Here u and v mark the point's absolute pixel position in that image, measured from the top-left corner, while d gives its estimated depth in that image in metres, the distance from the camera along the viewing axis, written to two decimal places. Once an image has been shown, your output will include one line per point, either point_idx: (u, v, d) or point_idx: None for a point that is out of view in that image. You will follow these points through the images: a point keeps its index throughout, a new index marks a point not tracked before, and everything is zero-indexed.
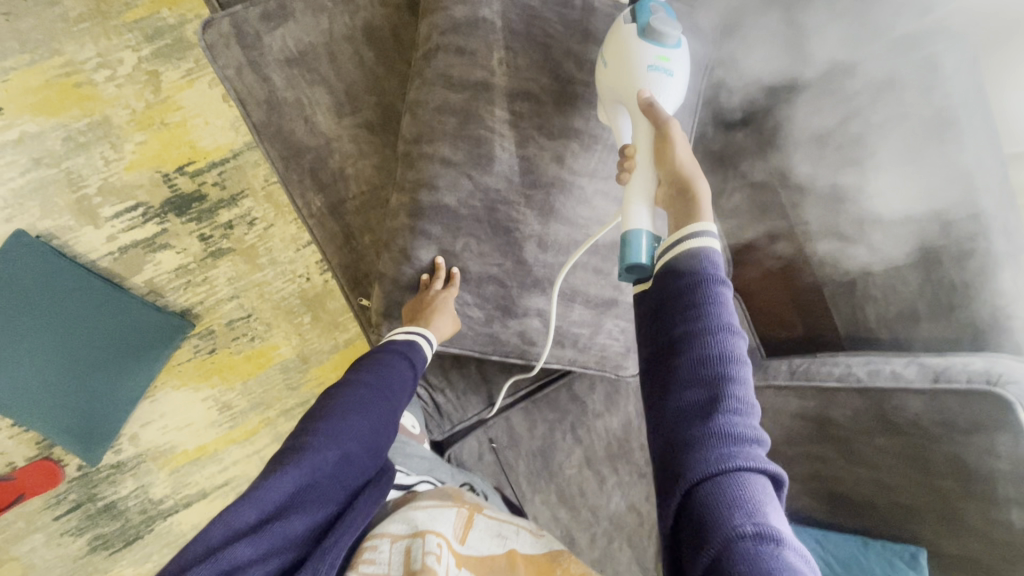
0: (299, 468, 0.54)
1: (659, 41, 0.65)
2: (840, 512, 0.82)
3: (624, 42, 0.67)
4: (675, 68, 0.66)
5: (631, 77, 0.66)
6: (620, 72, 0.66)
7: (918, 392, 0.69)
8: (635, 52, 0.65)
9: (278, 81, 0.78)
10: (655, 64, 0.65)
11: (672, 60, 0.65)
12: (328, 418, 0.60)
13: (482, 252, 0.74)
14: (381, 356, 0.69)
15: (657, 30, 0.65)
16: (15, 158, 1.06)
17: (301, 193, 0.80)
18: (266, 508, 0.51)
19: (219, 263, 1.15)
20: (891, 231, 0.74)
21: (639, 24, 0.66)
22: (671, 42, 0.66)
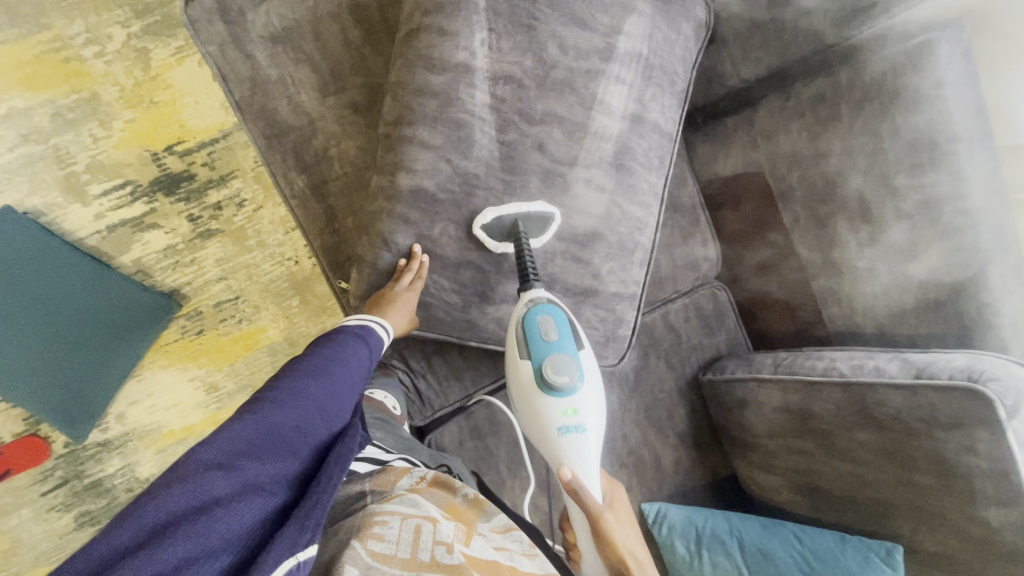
0: (266, 416, 0.55)
1: (562, 392, 0.68)
2: (820, 506, 0.82)
3: (535, 413, 0.69)
4: (582, 418, 0.69)
5: (553, 452, 0.70)
6: (542, 446, 0.70)
7: (897, 386, 0.69)
8: (546, 430, 0.69)
9: (261, 59, 0.77)
10: (564, 422, 0.68)
11: (579, 411, 0.69)
12: (284, 380, 0.61)
13: (461, 238, 0.73)
14: (340, 337, 0.69)
15: (557, 384, 0.68)
16: (3, 134, 1.05)
17: (284, 174, 0.80)
18: (237, 448, 0.51)
19: (208, 245, 1.14)
20: (879, 225, 0.73)
21: (541, 373, 0.69)
22: (570, 388, 0.68)
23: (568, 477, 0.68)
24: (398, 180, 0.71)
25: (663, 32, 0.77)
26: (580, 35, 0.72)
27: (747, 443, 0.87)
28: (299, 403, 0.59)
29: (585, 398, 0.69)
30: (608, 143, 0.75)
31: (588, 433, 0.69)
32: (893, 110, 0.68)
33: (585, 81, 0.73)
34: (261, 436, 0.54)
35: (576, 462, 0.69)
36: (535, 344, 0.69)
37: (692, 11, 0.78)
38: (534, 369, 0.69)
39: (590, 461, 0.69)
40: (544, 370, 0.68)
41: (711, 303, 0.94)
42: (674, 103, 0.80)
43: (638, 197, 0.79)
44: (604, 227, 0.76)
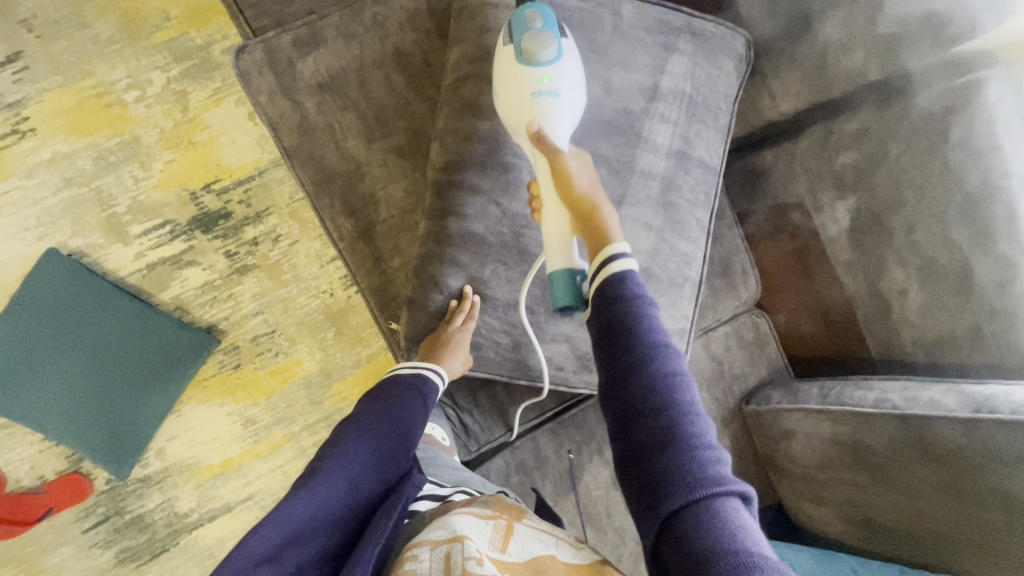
0: (312, 492, 0.57)
1: (539, 63, 0.63)
2: (875, 538, 0.81)
3: (507, 67, 0.65)
4: (558, 85, 0.64)
5: (527, 118, 0.65)
6: (510, 107, 0.65)
7: (955, 419, 0.68)
8: (517, 97, 0.64)
9: (310, 106, 0.78)
10: (539, 87, 0.63)
11: (556, 80, 0.64)
12: (333, 453, 0.63)
13: (511, 277, 0.74)
14: (388, 395, 0.71)
15: (535, 51, 0.63)
16: (47, 178, 1.08)
17: (331, 217, 0.81)
18: (287, 532, 0.52)
19: (245, 280, 1.16)
20: (930, 256, 0.73)
21: (516, 43, 0.64)
22: (549, 59, 0.63)
23: (537, 129, 0.64)
24: (449, 224, 0.73)
25: (704, 69, 0.78)
26: (624, 77, 0.74)
27: (795, 473, 0.87)
28: (347, 470, 0.61)
29: (563, 70, 0.64)
30: (653, 180, 0.76)
31: (564, 101, 0.64)
32: (940, 145, 0.69)
33: (630, 121, 0.74)
34: (312, 511, 0.55)
35: (547, 124, 0.64)
36: (516, 27, 0.65)
37: (732, 47, 0.79)
38: (516, 47, 0.64)
39: (563, 130, 0.65)
40: (522, 42, 0.63)
41: (752, 331, 0.94)
42: (717, 138, 0.80)
43: (683, 231, 0.79)
44: (651, 263, 0.77)
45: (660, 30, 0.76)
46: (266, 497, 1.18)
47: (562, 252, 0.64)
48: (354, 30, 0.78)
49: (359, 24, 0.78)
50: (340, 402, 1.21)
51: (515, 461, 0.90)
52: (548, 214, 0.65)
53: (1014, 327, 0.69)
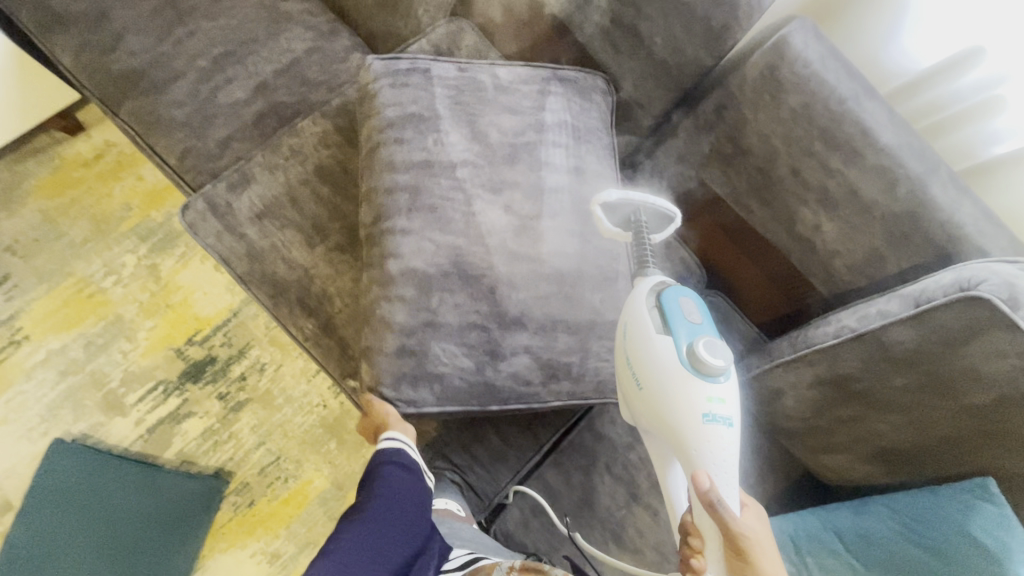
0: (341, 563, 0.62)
1: (708, 377, 0.66)
2: (898, 469, 0.78)
3: (669, 373, 0.66)
4: (728, 411, 0.66)
5: (697, 445, 0.66)
6: (671, 417, 0.67)
7: (903, 321, 0.71)
8: (687, 417, 0.66)
9: (253, 234, 0.88)
10: (708, 412, 0.66)
11: (725, 402, 0.67)
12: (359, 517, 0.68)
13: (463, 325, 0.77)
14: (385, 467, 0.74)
15: (705, 362, 0.65)
16: (45, 375, 1.16)
17: (293, 321, 0.88)
18: None
19: (241, 415, 1.21)
20: (822, 188, 0.80)
21: (683, 348, 0.66)
22: (719, 377, 0.66)
23: (704, 484, 0.64)
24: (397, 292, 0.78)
25: (575, 99, 0.89)
26: (509, 123, 0.85)
27: (801, 430, 0.86)
28: (371, 543, 0.66)
29: (730, 389, 0.67)
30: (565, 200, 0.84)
31: (733, 430, 0.67)
32: (783, 96, 0.80)
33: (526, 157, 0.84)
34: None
35: (716, 451, 0.66)
36: (674, 319, 0.68)
37: (595, 81, 0.91)
38: (681, 348, 0.67)
39: (728, 463, 0.66)
40: (694, 351, 0.66)
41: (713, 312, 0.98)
42: (604, 151, 0.90)
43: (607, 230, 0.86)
44: (585, 270, 0.83)
45: (533, 80, 0.88)
46: None
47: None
48: (276, 162, 0.91)
49: (279, 156, 0.91)
50: None
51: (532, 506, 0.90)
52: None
53: (917, 222, 0.75)
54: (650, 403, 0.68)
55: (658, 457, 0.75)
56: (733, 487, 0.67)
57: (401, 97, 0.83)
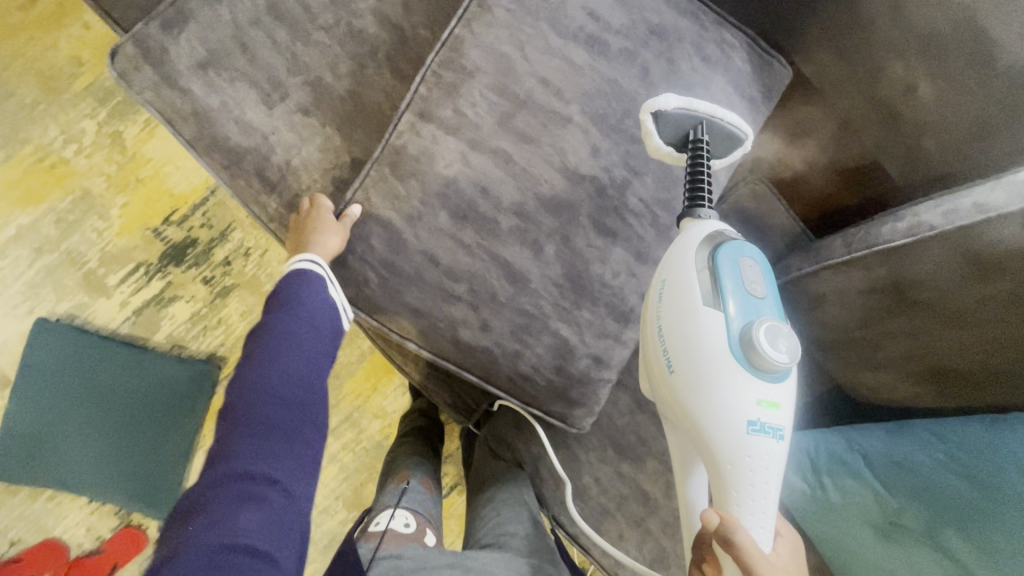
0: (257, 436, 0.59)
1: (765, 369, 0.55)
2: (947, 392, 0.67)
3: (716, 369, 0.55)
4: (779, 420, 0.56)
5: (725, 456, 0.56)
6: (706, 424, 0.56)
7: (1014, 216, 0.56)
8: (727, 422, 0.55)
9: (197, 88, 0.72)
10: (752, 412, 0.55)
11: (777, 405, 0.56)
12: (258, 374, 0.63)
13: (508, 280, 0.65)
14: (298, 291, 0.67)
15: (759, 355, 0.54)
16: (19, 252, 1.09)
17: (254, 198, 0.75)
18: (250, 472, 0.57)
19: (229, 301, 1.15)
20: (929, 30, 0.60)
21: (735, 329, 0.55)
22: (773, 369, 0.54)
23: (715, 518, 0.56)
24: (444, 273, 0.64)
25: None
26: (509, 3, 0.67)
27: (840, 343, 0.74)
28: (273, 401, 0.62)
29: (781, 388, 0.56)
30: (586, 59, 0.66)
31: (777, 451, 0.56)
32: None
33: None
34: (254, 448, 0.58)
35: (751, 466, 0.56)
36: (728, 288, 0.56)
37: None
38: (730, 325, 0.55)
39: (764, 479, 0.56)
40: (752, 336, 0.54)
41: (755, 204, 0.82)
42: None
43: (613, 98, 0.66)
44: (603, 139, 0.66)
45: None
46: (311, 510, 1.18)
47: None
48: None
49: None
50: (356, 400, 1.20)
51: (516, 424, 0.86)
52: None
53: None
54: (684, 396, 0.57)
55: (680, 458, 0.65)
56: (766, 515, 0.57)
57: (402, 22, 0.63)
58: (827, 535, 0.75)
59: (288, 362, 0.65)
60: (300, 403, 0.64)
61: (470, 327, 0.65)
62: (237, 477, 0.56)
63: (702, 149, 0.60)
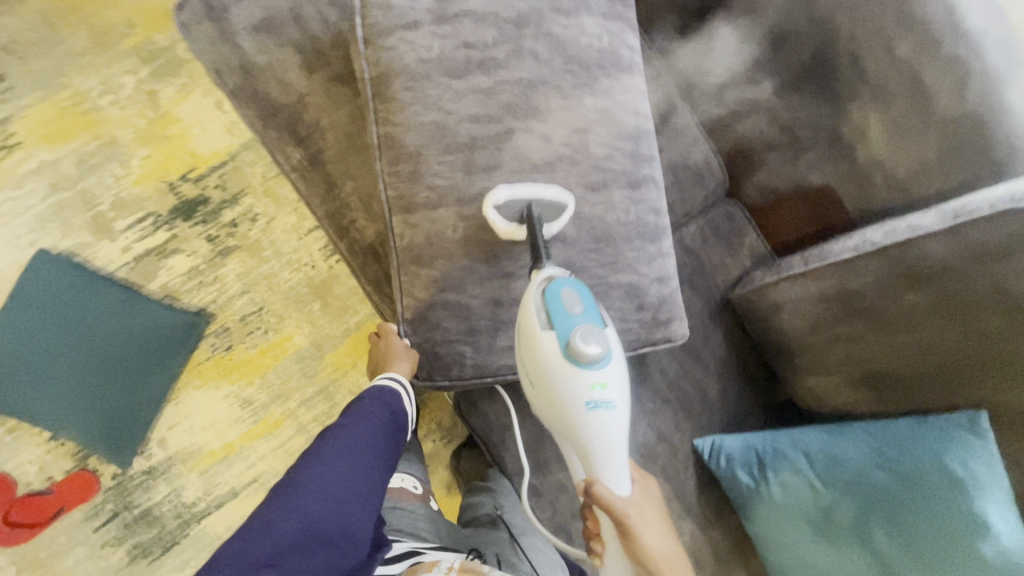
0: (298, 513, 0.61)
1: (590, 368, 0.62)
2: (884, 396, 0.75)
3: (553, 375, 0.63)
4: (611, 393, 0.63)
5: (576, 440, 0.65)
6: (559, 418, 0.65)
7: (938, 235, 0.65)
8: (571, 414, 0.64)
9: (249, 47, 0.81)
10: (585, 401, 0.63)
11: (608, 385, 0.63)
12: (319, 458, 0.66)
13: (513, 262, 0.73)
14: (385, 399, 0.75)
15: (583, 357, 0.61)
16: (35, 186, 1.14)
17: (281, 149, 0.83)
18: (277, 549, 0.58)
19: (228, 261, 1.19)
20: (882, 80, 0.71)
21: (560, 342, 0.62)
22: (594, 365, 0.62)
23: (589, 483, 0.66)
24: (444, 229, 0.72)
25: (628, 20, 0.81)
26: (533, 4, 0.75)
27: (793, 349, 0.82)
28: (322, 483, 0.64)
29: (610, 369, 0.63)
30: (595, 66, 0.76)
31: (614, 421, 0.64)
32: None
33: (403, 66, 0.71)
34: (292, 522, 0.60)
35: (603, 439, 0.65)
36: (553, 310, 0.63)
37: None
38: (558, 341, 0.62)
39: (614, 444, 0.65)
40: (571, 344, 0.61)
41: (726, 223, 0.92)
42: None
43: (612, 106, 0.76)
44: (603, 133, 0.76)
45: None
46: (271, 477, 1.19)
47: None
48: None
49: None
50: (333, 374, 1.22)
51: (490, 393, 0.86)
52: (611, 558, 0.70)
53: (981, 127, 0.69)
54: (540, 400, 0.66)
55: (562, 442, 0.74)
56: (622, 471, 0.67)
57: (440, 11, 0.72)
58: (766, 528, 0.80)
59: (349, 464, 0.67)
60: (348, 496, 0.65)
61: (462, 283, 0.72)
62: (262, 548, 0.58)
63: (536, 227, 0.67)
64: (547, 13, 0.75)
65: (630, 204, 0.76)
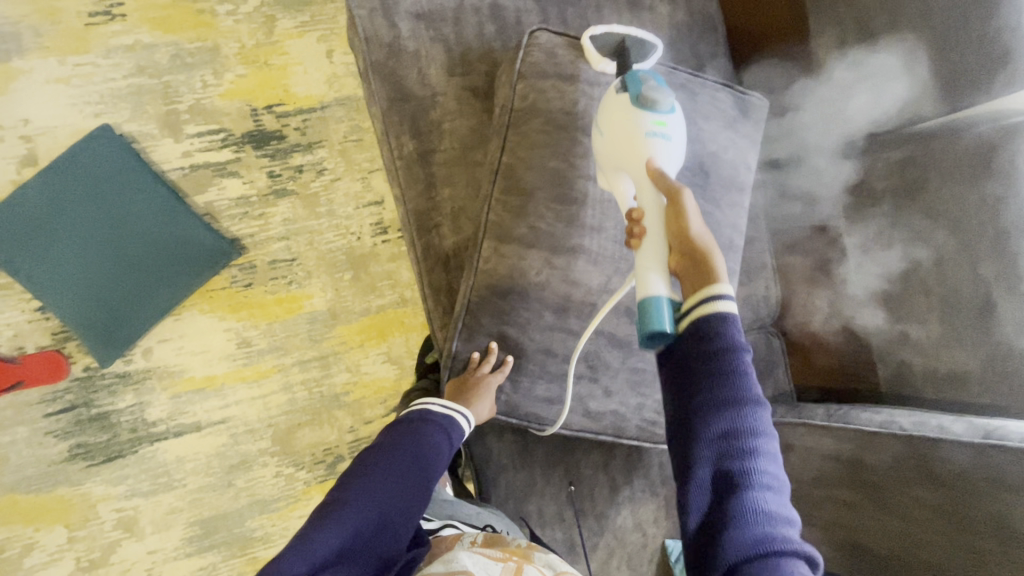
0: (345, 525, 0.62)
1: (655, 108, 0.66)
2: (860, 566, 0.80)
3: (623, 107, 0.67)
4: (670, 129, 0.67)
5: (636, 147, 0.66)
6: (620, 141, 0.67)
7: (964, 444, 0.70)
8: (638, 126, 0.66)
9: (405, 30, 0.82)
10: (654, 127, 0.66)
11: (668, 125, 0.66)
12: (370, 478, 0.67)
13: (578, 325, 0.76)
14: (435, 427, 0.74)
15: (654, 97, 0.66)
16: (122, 61, 1.12)
17: (396, 134, 0.84)
18: (321, 559, 0.58)
19: (280, 203, 1.18)
20: (953, 287, 0.77)
21: (632, 92, 0.67)
22: (664, 106, 0.67)
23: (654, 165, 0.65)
24: (529, 273, 0.74)
25: (753, 139, 0.85)
26: (676, 100, 0.79)
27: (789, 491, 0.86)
28: (371, 500, 0.65)
29: (675, 117, 0.67)
30: (712, 177, 0.81)
31: (671, 146, 0.67)
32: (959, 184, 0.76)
33: (547, 110, 0.74)
34: (338, 536, 0.61)
35: (664, 153, 0.66)
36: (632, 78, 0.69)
37: (748, 103, 0.85)
38: (632, 92, 0.67)
39: (669, 164, 0.67)
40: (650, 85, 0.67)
41: (765, 351, 0.97)
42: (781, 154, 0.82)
43: (712, 217, 0.81)
44: None
45: (725, 101, 0.83)
46: (240, 425, 1.16)
47: (659, 277, 0.62)
48: None
49: None
50: (338, 346, 1.21)
51: (500, 431, 0.89)
52: (649, 248, 0.64)
53: None
54: (608, 121, 0.68)
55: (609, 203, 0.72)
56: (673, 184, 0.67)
57: (595, 76, 0.76)
58: None
59: (395, 490, 0.67)
60: (391, 520, 0.65)
61: (525, 328, 0.75)
62: (306, 554, 0.58)
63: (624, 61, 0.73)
64: (688, 113, 0.80)
65: None
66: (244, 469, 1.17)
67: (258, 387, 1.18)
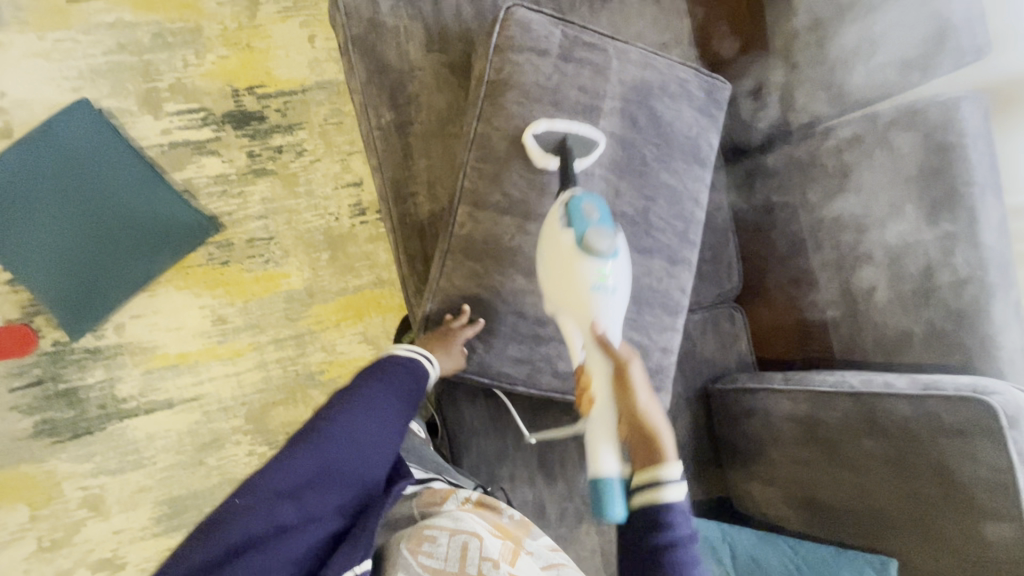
0: (322, 449, 0.65)
1: (598, 255, 0.67)
2: (816, 522, 0.83)
3: (566, 257, 0.68)
4: (614, 281, 0.68)
5: (583, 308, 0.68)
6: (566, 290, 0.68)
7: (905, 395, 0.74)
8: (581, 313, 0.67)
9: (384, 7, 0.86)
10: (598, 281, 0.67)
11: (612, 275, 0.68)
12: (346, 410, 0.69)
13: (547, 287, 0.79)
14: (409, 365, 0.76)
15: (597, 245, 0.67)
16: (102, 39, 1.13)
17: (374, 106, 0.87)
18: (300, 480, 0.63)
19: (259, 182, 1.19)
20: (897, 255, 0.83)
21: (576, 233, 0.68)
22: (608, 254, 0.68)
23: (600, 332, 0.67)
24: (501, 236, 0.77)
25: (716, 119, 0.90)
26: (643, 77, 0.83)
27: (751, 454, 0.89)
28: (347, 429, 0.67)
29: (619, 262, 0.69)
30: (676, 151, 0.85)
31: (616, 298, 0.69)
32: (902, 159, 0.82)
33: (519, 81, 0.78)
34: (315, 460, 0.64)
35: (608, 317, 0.68)
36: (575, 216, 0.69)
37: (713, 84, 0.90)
38: (576, 238, 0.68)
39: (614, 325, 0.69)
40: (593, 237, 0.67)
41: (728, 324, 1.02)
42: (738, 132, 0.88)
43: (676, 188, 0.85)
44: (660, 207, 0.84)
45: (691, 81, 0.87)
46: (213, 402, 1.16)
47: (609, 452, 0.66)
48: None
49: None
50: (314, 324, 1.22)
51: (473, 395, 0.90)
52: (598, 424, 0.67)
53: (964, 327, 0.78)
54: (552, 286, 0.69)
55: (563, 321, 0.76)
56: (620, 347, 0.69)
57: (566, 51, 0.80)
58: None
59: (370, 422, 0.69)
60: (367, 448, 0.68)
61: (496, 289, 0.78)
62: (286, 476, 0.62)
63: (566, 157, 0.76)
64: (654, 88, 0.84)
65: (661, 273, 0.84)
66: (215, 447, 1.16)
67: (232, 364, 1.17)
